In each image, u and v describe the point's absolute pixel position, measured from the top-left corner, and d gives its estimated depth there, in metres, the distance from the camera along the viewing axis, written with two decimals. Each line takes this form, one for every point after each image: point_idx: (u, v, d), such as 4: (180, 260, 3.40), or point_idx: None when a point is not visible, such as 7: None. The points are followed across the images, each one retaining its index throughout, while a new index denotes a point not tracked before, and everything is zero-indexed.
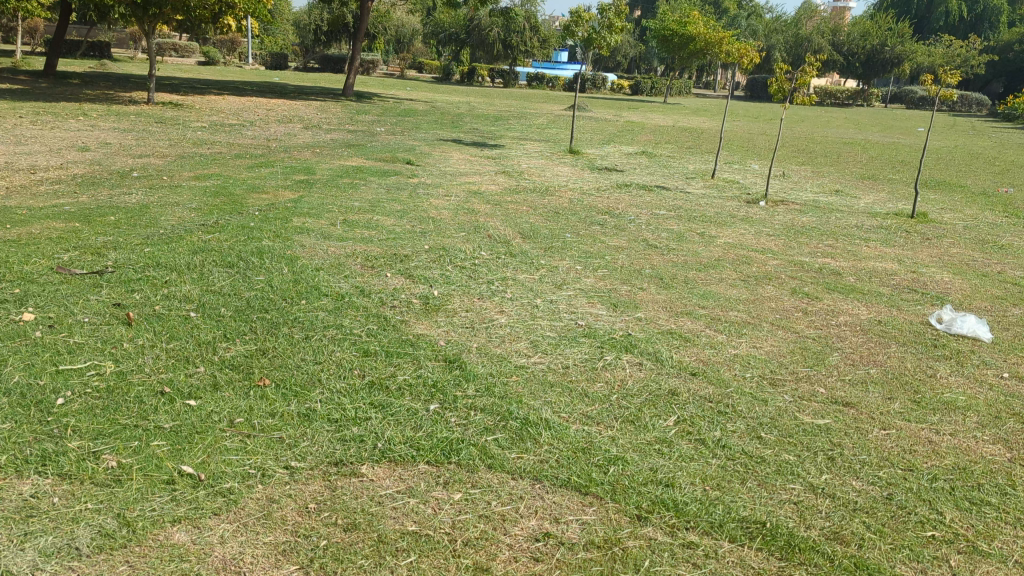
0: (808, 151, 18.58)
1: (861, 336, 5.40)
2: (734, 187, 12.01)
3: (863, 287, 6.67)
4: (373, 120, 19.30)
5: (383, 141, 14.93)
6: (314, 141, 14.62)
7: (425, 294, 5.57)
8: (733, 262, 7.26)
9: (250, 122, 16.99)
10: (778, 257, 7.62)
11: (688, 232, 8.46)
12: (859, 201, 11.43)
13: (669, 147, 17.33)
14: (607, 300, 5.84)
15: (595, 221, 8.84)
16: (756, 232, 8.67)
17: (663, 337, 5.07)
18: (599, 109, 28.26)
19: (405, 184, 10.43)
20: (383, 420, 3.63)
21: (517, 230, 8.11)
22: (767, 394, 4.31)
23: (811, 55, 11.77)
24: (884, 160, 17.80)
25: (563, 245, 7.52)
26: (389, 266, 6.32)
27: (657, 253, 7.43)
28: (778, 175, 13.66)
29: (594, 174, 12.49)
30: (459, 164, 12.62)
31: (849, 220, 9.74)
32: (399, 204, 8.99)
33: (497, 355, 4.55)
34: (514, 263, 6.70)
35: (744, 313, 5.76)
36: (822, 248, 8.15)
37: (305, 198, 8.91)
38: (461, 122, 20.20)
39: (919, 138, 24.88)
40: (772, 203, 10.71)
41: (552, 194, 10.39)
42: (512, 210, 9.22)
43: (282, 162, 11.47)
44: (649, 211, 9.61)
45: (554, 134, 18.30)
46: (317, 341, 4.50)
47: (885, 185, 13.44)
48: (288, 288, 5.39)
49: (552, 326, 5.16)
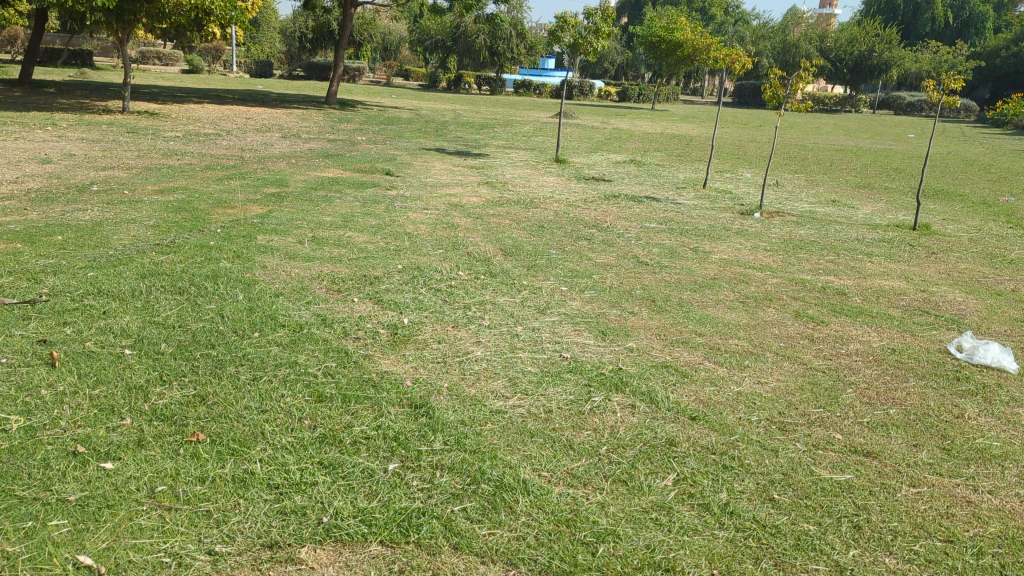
0: (800, 159, 18.17)
1: (875, 367, 4.91)
2: (727, 197, 11.53)
3: (871, 309, 6.19)
4: (354, 128, 18.76)
5: (362, 151, 14.42)
6: (291, 150, 14.08)
7: (393, 323, 5.02)
8: (730, 281, 6.76)
9: (225, 131, 16.43)
10: (777, 274, 7.13)
11: (680, 247, 7.95)
12: (857, 211, 10.98)
13: (658, 154, 16.86)
14: (595, 326, 5.31)
15: (582, 235, 8.32)
16: (752, 247, 8.18)
17: (657, 371, 4.54)
18: (586, 116, 27.83)
19: (383, 197, 9.90)
20: (333, 486, 3.09)
21: (498, 246, 7.59)
22: (777, 441, 3.79)
23: (807, 61, 11.32)
24: (878, 167, 17.40)
25: (548, 263, 7.00)
26: (356, 289, 5.78)
27: (649, 271, 6.92)
28: (772, 185, 13.20)
29: (581, 184, 11.99)
30: (440, 174, 12.09)
31: (850, 232, 9.28)
32: (373, 219, 8.45)
33: (470, 396, 4.01)
34: (494, 284, 6.17)
35: (745, 340, 5.25)
36: (824, 264, 7.67)
37: (273, 213, 8.36)
38: (445, 130, 19.71)
39: (911, 144, 24.53)
40: (767, 214, 10.23)
41: (537, 206, 9.88)
42: (493, 224, 8.70)
43: (254, 174, 10.92)
44: (638, 224, 9.11)
45: (540, 142, 17.80)
46: (266, 383, 3.96)
47: (881, 194, 13.01)
48: (240, 319, 4.84)
49: (533, 358, 4.62)
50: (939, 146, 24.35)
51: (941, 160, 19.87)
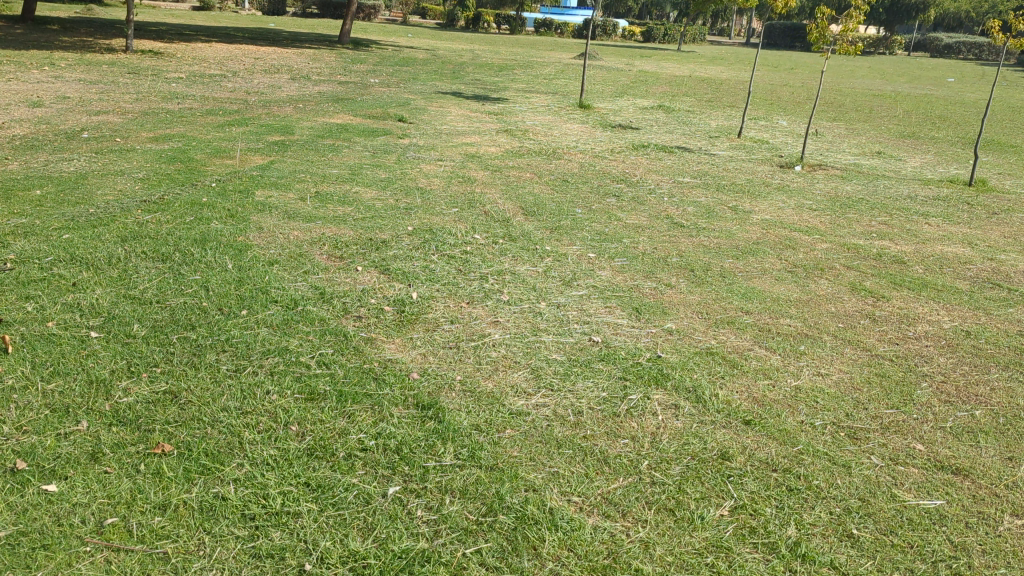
0: (837, 105, 17.22)
1: (950, 355, 4.29)
2: (763, 148, 10.80)
3: (934, 281, 5.56)
4: (367, 70, 17.96)
5: (375, 94, 13.71)
6: (300, 93, 13.39)
7: (400, 298, 4.45)
8: (775, 248, 6.12)
9: (233, 72, 15.73)
10: (826, 239, 6.48)
11: (718, 206, 7.31)
12: (904, 165, 10.23)
13: (687, 100, 15.99)
14: (627, 303, 4.71)
15: (609, 191, 7.69)
16: (795, 206, 7.54)
17: (701, 361, 3.95)
18: (610, 57, 26.76)
19: (395, 146, 9.26)
20: (319, 517, 2.54)
21: (519, 203, 6.98)
22: (848, 454, 3.20)
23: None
24: (920, 114, 16.45)
25: (573, 225, 6.38)
26: (362, 256, 5.21)
27: (685, 234, 6.28)
28: (811, 134, 12.40)
29: (606, 132, 11.26)
30: (456, 121, 11.38)
31: (900, 189, 8.65)
32: (383, 172, 7.84)
33: (487, 394, 3.45)
34: (513, 250, 5.56)
35: (798, 322, 4.64)
36: (875, 226, 7.01)
37: (275, 165, 7.76)
38: (462, 72, 18.87)
39: (952, 89, 23.35)
40: (807, 169, 9.53)
41: (560, 158, 9.21)
42: (514, 178, 8.06)
43: (258, 120, 10.28)
44: (670, 179, 8.44)
45: (561, 86, 16.94)
46: (249, 377, 3.40)
47: (928, 145, 12.19)
48: (227, 294, 4.27)
49: (558, 344, 4.04)
50: (981, 91, 23.16)
51: (984, 106, 18.85)
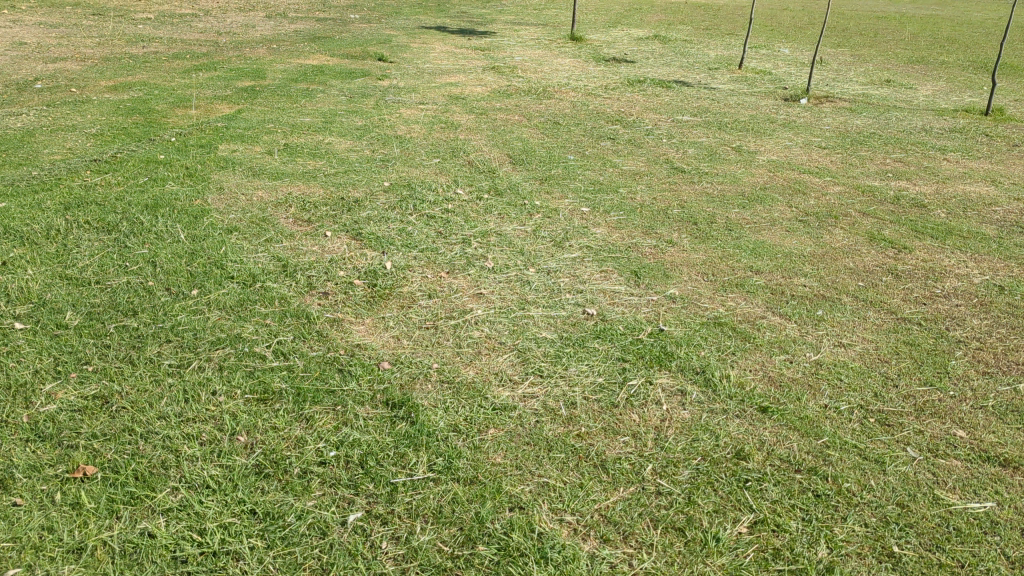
0: (841, 29, 16.44)
1: (985, 316, 3.83)
2: (766, 79, 10.20)
3: (959, 228, 5.11)
4: (347, 4, 17.09)
5: (355, 31, 12.98)
6: (275, 32, 12.67)
7: (372, 270, 4.00)
8: (784, 195, 5.76)
9: (204, 10, 14.90)
10: (838, 180, 6.15)
11: (720, 146, 6.97)
12: (915, 95, 9.68)
13: (684, 28, 15.23)
14: (626, 266, 4.33)
15: (604, 134, 7.18)
16: (803, 143, 7.23)
17: (708, 335, 3.52)
18: None
19: (373, 88, 8.67)
20: (265, 559, 2.15)
21: (506, 151, 6.51)
22: (880, 447, 2.77)
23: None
24: (928, 37, 15.69)
25: (566, 174, 5.99)
26: (332, 219, 4.76)
27: (686, 181, 5.96)
28: (815, 62, 11.80)
29: (600, 66, 10.61)
30: (440, 59, 10.70)
31: (913, 120, 8.25)
32: (360, 119, 7.31)
33: (467, 386, 3.03)
34: (501, 207, 5.18)
35: (814, 283, 4.21)
36: (890, 163, 6.65)
37: (242, 115, 7.21)
38: (447, 4, 18.00)
39: (959, 8, 22.44)
40: (814, 101, 9.03)
41: (551, 97, 8.62)
42: (501, 121, 7.51)
43: (228, 63, 9.66)
44: (669, 117, 7.92)
45: (551, 16, 16.11)
46: (195, 373, 2.97)
47: (939, 71, 11.56)
48: (177, 271, 3.81)
49: (549, 319, 3.63)
50: (989, 10, 22.24)
51: (993, 27, 18.07)
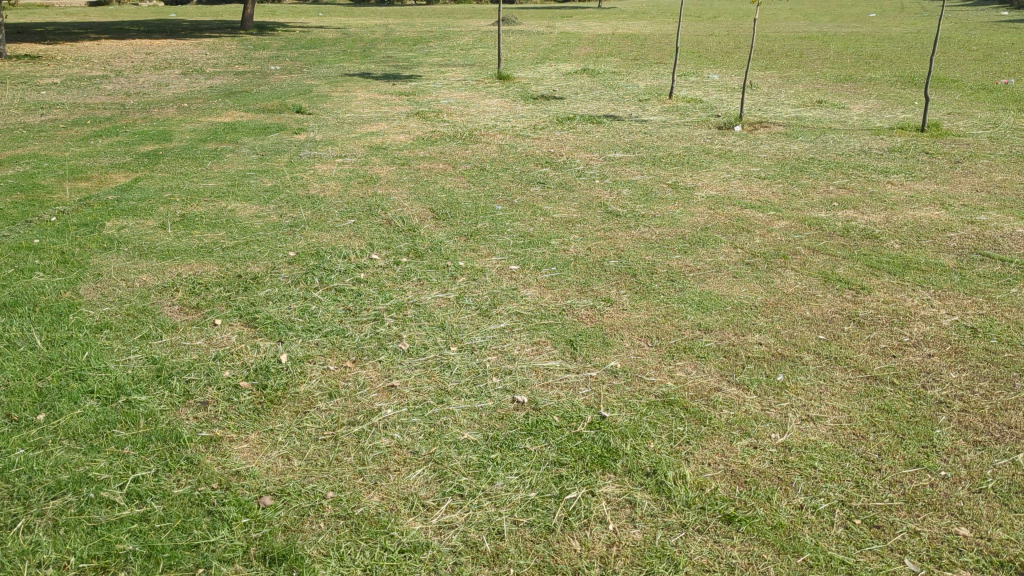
0: (767, 52, 16.44)
1: (963, 366, 3.41)
2: (697, 108, 9.94)
3: (915, 260, 4.76)
4: (269, 55, 16.56)
5: (274, 82, 12.44)
6: (188, 88, 12.04)
7: (263, 367, 3.41)
8: (727, 234, 5.35)
9: (114, 71, 14.20)
10: (782, 213, 5.79)
11: (656, 184, 6.58)
12: (849, 114, 9.51)
13: (613, 60, 15.05)
14: (560, 334, 3.81)
15: (533, 179, 6.73)
16: (741, 174, 6.89)
17: (656, 419, 3.02)
18: (529, 20, 25.52)
19: (288, 144, 8.12)
20: None
21: (429, 205, 6.01)
22: (872, 561, 2.28)
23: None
24: (853, 54, 15.79)
25: (493, 226, 5.50)
26: (225, 303, 4.18)
27: (622, 226, 5.50)
28: (746, 86, 11.65)
29: (528, 105, 10.23)
30: (361, 107, 10.22)
31: (850, 142, 8.01)
32: (270, 181, 6.73)
33: (368, 520, 2.46)
34: (420, 271, 4.65)
35: (770, 339, 3.75)
36: (834, 191, 6.32)
37: (139, 184, 6.57)
38: (373, 49, 17.59)
39: (877, 24, 22.93)
40: (748, 128, 8.77)
41: (477, 140, 8.19)
42: (424, 171, 7.02)
43: (131, 127, 9.01)
44: (600, 156, 7.53)
45: (479, 56, 15.79)
46: (19, 538, 2.35)
47: (868, 88, 11.47)
48: (23, 389, 3.18)
49: (471, 413, 3.08)
50: (907, 24, 22.73)
51: (914, 40, 18.39)
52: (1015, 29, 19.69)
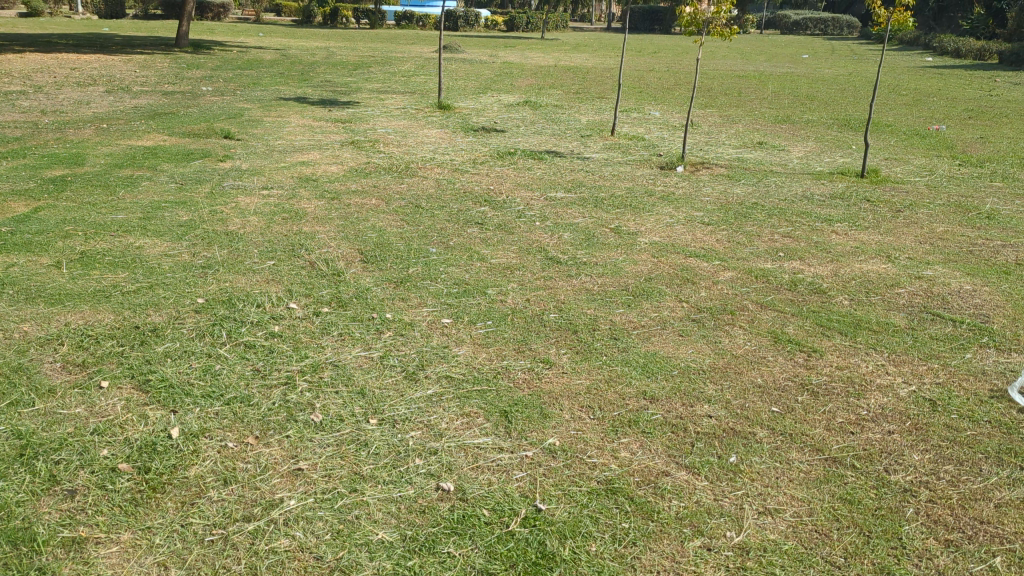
0: (707, 90, 16.54)
1: (926, 447, 3.17)
2: (640, 146, 9.76)
3: (866, 319, 4.55)
4: (201, 75, 15.89)
5: (203, 103, 11.85)
6: (108, 104, 11.33)
7: (149, 445, 2.97)
8: (672, 286, 5.09)
9: (30, 83, 13.34)
10: (728, 263, 5.57)
11: (598, 228, 6.31)
12: (790, 157, 9.46)
13: (555, 93, 14.90)
14: (494, 404, 3.44)
15: (470, 219, 6.38)
16: (685, 219, 6.67)
17: (598, 512, 2.68)
18: (472, 49, 25.30)
19: (211, 172, 7.49)
20: None
21: (357, 245, 5.60)
22: None
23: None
24: (790, 95, 16.00)
25: (425, 272, 5.12)
26: (115, 359, 3.69)
27: (562, 275, 5.19)
28: (687, 125, 11.57)
29: (468, 138, 9.92)
30: (293, 133, 9.73)
31: (793, 187, 7.91)
32: (186, 212, 6.20)
33: None
34: (342, 324, 4.23)
35: (721, 412, 3.45)
36: (778, 240, 6.14)
37: (38, 214, 5.81)
38: (311, 73, 17.10)
39: (812, 66, 23.44)
40: (691, 168, 8.61)
41: (413, 175, 7.81)
42: (354, 207, 6.58)
43: (39, 145, 8.33)
44: (541, 196, 7.22)
45: (420, 84, 15.46)
46: None
47: (806, 131, 11.51)
48: None
49: (388, 504, 2.69)
50: (840, 66, 23.29)
51: (848, 82, 18.79)
52: (941, 76, 20.34)
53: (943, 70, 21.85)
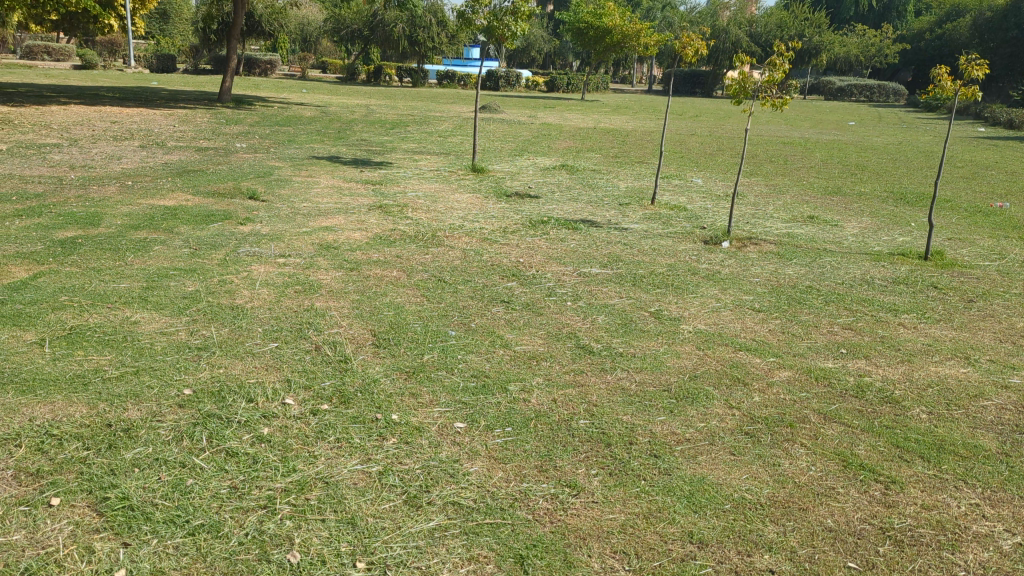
0: (751, 156, 16.06)
1: None
2: (681, 217, 9.23)
3: (948, 441, 3.94)
4: (237, 131, 15.78)
5: (233, 161, 11.61)
6: (137, 160, 11.11)
7: None
8: (719, 389, 4.51)
9: (65, 135, 13.25)
10: (783, 361, 4.98)
11: (636, 311, 5.76)
12: (844, 233, 8.86)
13: (593, 157, 14.50)
14: (509, 543, 2.89)
15: (496, 297, 5.87)
16: (732, 303, 6.10)
17: None
18: (512, 109, 25.16)
19: (228, 236, 7.01)
20: None
21: (371, 323, 5.10)
22: None
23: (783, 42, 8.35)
24: (838, 164, 15.44)
25: (443, 360, 4.61)
26: (74, 466, 3.17)
27: (596, 368, 4.64)
28: (731, 195, 11.04)
29: (500, 203, 9.47)
30: (321, 195, 9.38)
31: (850, 268, 7.31)
32: (193, 277, 5.75)
33: None
34: (342, 425, 3.70)
35: (784, 565, 2.86)
36: (838, 333, 5.54)
37: (36, 281, 5.28)
38: (347, 131, 16.96)
39: (859, 133, 22.88)
40: (737, 244, 8.05)
41: (439, 244, 7.35)
42: (373, 279, 6.10)
43: (57, 199, 8.02)
44: (574, 271, 6.70)
45: (455, 144, 15.19)
46: None
47: (858, 204, 10.92)
48: None
49: None
50: (888, 135, 22.69)
51: (898, 152, 18.19)
52: (995, 147, 19.62)
53: (999, 142, 21.14)
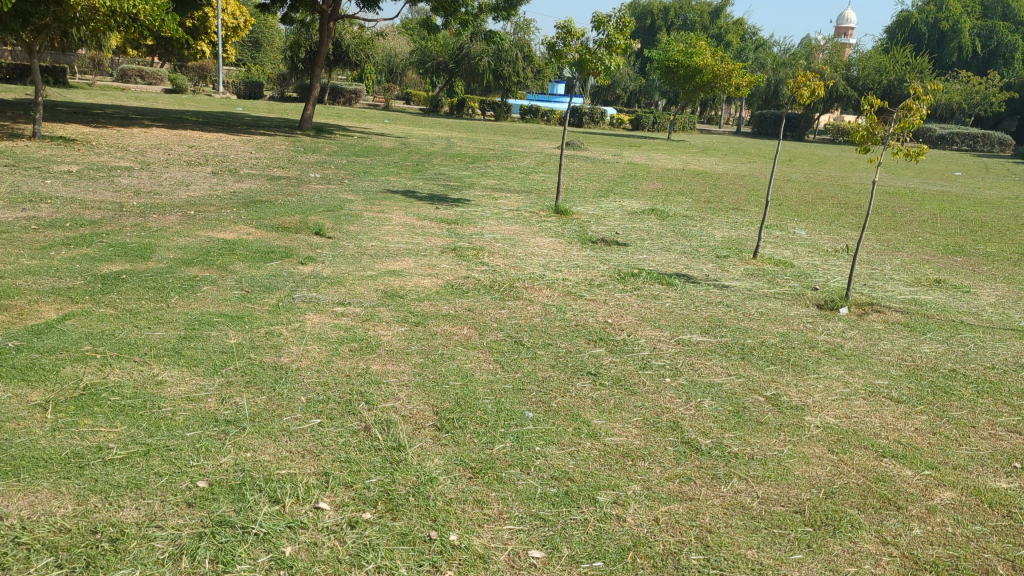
0: (854, 206, 14.85)
1: None
2: (788, 274, 8.22)
3: None
4: (315, 160, 15.46)
5: (305, 192, 11.14)
6: (207, 187, 10.73)
7: None
8: (866, 514, 3.52)
9: (142, 158, 13.08)
10: (943, 475, 3.95)
11: (749, 394, 4.81)
12: (981, 303, 7.70)
13: (683, 201, 13.56)
14: None
15: (581, 367, 5.01)
16: (864, 389, 5.08)
17: None
18: (595, 147, 24.41)
19: (286, 277, 6.38)
20: None
21: (434, 396, 4.29)
22: None
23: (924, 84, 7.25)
24: (953, 218, 14.08)
25: (518, 451, 3.76)
26: None
27: (707, 475, 3.72)
28: (841, 250, 9.94)
29: (585, 250, 8.65)
30: (392, 233, 8.74)
31: (999, 348, 6.19)
32: (238, 325, 5.08)
33: None
34: (386, 546, 2.88)
35: None
36: (1005, 438, 4.47)
37: (62, 324, 4.70)
38: (426, 163, 16.49)
39: (970, 185, 21.23)
40: (857, 310, 7.01)
41: (517, 296, 6.55)
42: (439, 337, 5.32)
43: (113, 226, 7.56)
44: (672, 337, 5.78)
45: (537, 182, 14.48)
46: None
47: (988, 266, 9.68)
48: None
49: None
50: (1003, 188, 20.99)
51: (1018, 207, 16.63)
52: None
53: None
